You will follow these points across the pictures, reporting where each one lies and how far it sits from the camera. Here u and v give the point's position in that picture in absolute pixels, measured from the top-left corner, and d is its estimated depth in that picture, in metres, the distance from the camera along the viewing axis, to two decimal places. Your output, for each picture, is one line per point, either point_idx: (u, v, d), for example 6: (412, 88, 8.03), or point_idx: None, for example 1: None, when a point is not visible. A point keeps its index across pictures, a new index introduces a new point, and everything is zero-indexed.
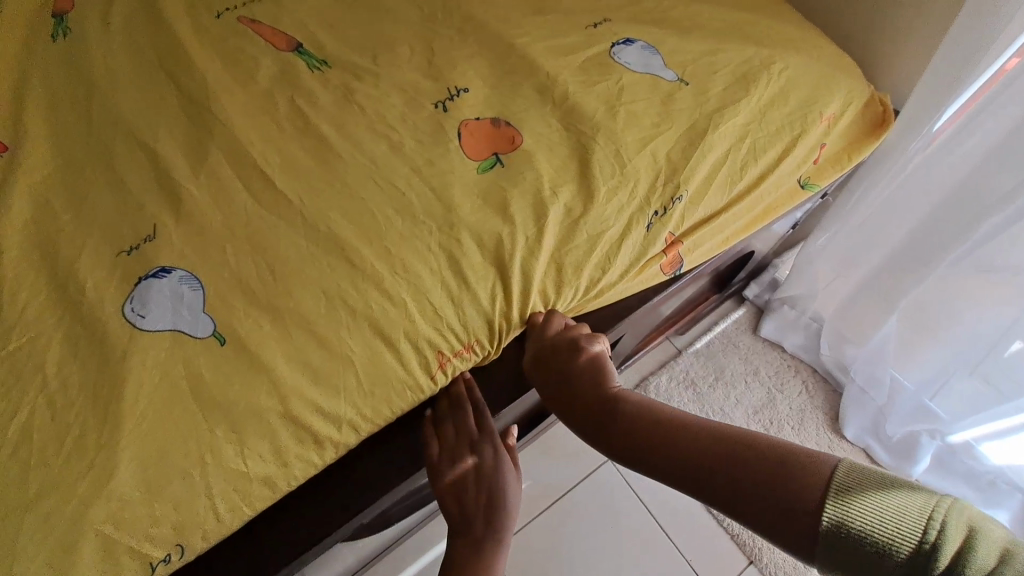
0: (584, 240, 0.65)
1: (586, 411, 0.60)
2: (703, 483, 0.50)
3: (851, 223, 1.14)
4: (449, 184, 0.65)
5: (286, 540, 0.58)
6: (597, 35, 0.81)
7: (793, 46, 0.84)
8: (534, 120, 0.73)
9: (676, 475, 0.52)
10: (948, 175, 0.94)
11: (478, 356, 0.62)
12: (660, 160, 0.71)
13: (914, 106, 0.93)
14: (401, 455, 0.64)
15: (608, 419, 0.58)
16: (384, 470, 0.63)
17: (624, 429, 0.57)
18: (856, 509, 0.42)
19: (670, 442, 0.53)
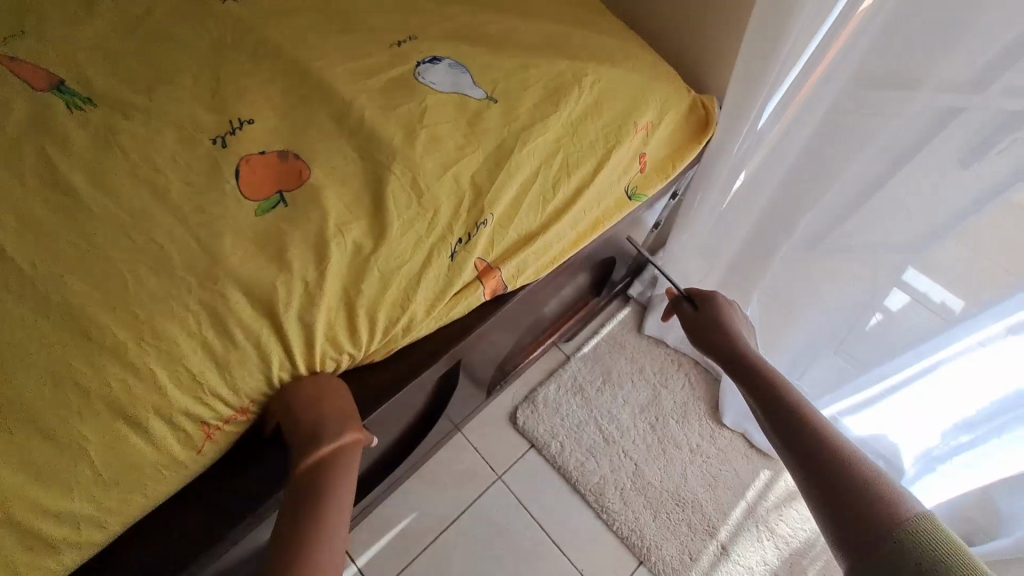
0: (375, 281, 0.61)
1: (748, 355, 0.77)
2: (827, 449, 0.63)
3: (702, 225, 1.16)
4: (219, 233, 0.59)
5: None
6: (402, 54, 0.77)
7: (607, 56, 0.84)
8: (327, 150, 0.67)
9: (785, 421, 0.68)
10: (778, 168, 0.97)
11: (256, 412, 0.58)
12: (463, 185, 0.68)
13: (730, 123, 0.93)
14: (183, 539, 0.57)
15: (760, 367, 0.75)
16: (163, 557, 0.56)
17: (770, 380, 0.73)
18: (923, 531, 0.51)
19: (801, 408, 0.68)
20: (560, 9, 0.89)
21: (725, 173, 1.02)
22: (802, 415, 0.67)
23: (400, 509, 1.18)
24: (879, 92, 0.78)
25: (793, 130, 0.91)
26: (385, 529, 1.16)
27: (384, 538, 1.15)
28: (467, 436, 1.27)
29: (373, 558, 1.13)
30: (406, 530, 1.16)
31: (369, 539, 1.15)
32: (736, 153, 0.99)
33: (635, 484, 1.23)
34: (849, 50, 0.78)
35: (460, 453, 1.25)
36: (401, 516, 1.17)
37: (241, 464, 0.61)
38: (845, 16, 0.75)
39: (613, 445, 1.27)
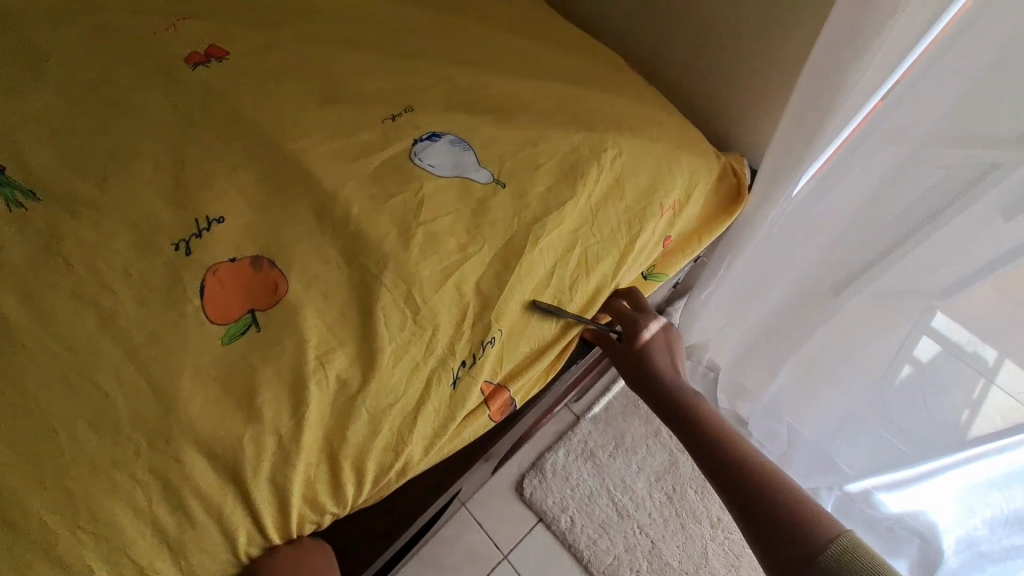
0: (361, 425, 0.51)
1: (674, 392, 0.70)
2: (765, 495, 0.60)
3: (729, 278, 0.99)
4: (174, 371, 0.49)
5: None
6: (396, 130, 0.67)
7: (630, 125, 0.73)
8: (306, 254, 0.57)
9: (720, 468, 0.64)
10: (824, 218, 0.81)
11: None
12: (467, 294, 0.58)
13: (773, 169, 0.76)
14: None
15: (693, 412, 0.69)
16: None
17: (704, 425, 0.67)
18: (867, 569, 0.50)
19: (733, 454, 0.64)
20: (574, 66, 0.79)
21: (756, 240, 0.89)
22: (730, 443, 0.65)
23: None
24: (947, 144, 0.64)
25: (830, 184, 0.77)
26: None
27: None
28: (470, 510, 1.17)
29: None
30: None
31: None
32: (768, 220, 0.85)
33: (651, 564, 1.14)
34: (911, 95, 0.63)
35: (462, 528, 1.15)
36: None
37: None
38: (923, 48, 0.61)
39: (627, 519, 1.18)
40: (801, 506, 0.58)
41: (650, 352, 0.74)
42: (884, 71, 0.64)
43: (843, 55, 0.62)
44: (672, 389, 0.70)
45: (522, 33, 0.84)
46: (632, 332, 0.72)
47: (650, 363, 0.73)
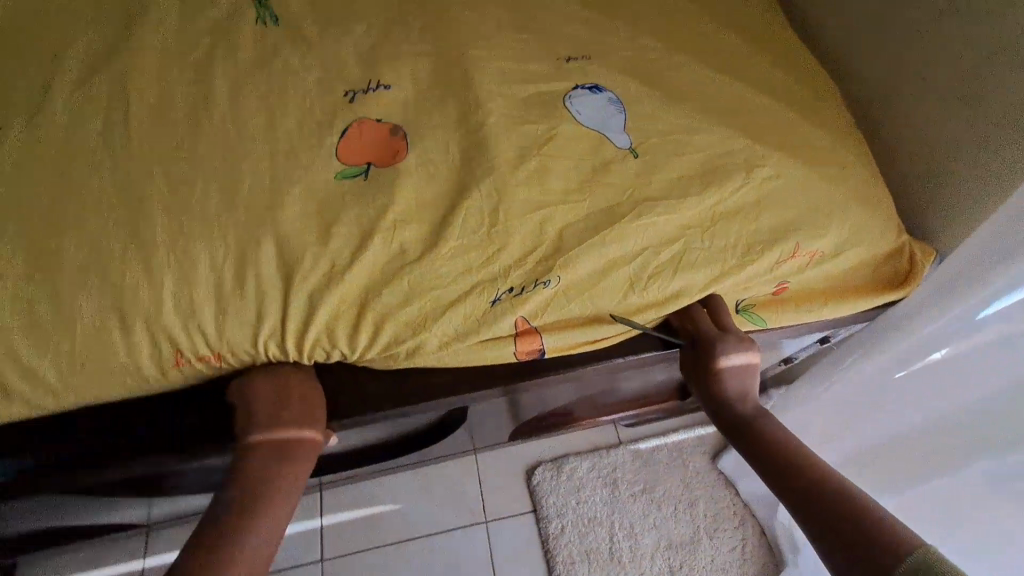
0: (398, 294, 0.55)
1: (737, 392, 0.60)
2: (840, 506, 0.48)
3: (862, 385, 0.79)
4: (291, 179, 0.58)
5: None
6: (565, 68, 0.68)
7: (805, 157, 0.65)
8: (432, 139, 0.62)
9: (785, 473, 0.52)
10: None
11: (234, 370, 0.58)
12: (548, 233, 0.58)
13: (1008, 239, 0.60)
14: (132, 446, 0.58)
15: (757, 413, 0.58)
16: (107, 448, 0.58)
17: (767, 427, 0.56)
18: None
19: (801, 458, 0.53)
20: (780, 81, 0.72)
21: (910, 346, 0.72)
22: (793, 448, 0.54)
23: (384, 493, 1.14)
24: None
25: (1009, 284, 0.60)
26: (360, 503, 1.13)
27: (355, 510, 1.12)
28: (479, 463, 1.18)
29: (337, 522, 1.11)
30: (377, 515, 1.12)
31: (343, 503, 1.13)
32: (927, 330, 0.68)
33: None
34: None
35: (463, 474, 1.17)
36: (381, 500, 1.13)
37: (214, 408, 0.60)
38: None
39: (616, 562, 1.10)
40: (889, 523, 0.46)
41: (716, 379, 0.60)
42: None
43: None
44: (736, 389, 0.60)
45: (746, 28, 0.76)
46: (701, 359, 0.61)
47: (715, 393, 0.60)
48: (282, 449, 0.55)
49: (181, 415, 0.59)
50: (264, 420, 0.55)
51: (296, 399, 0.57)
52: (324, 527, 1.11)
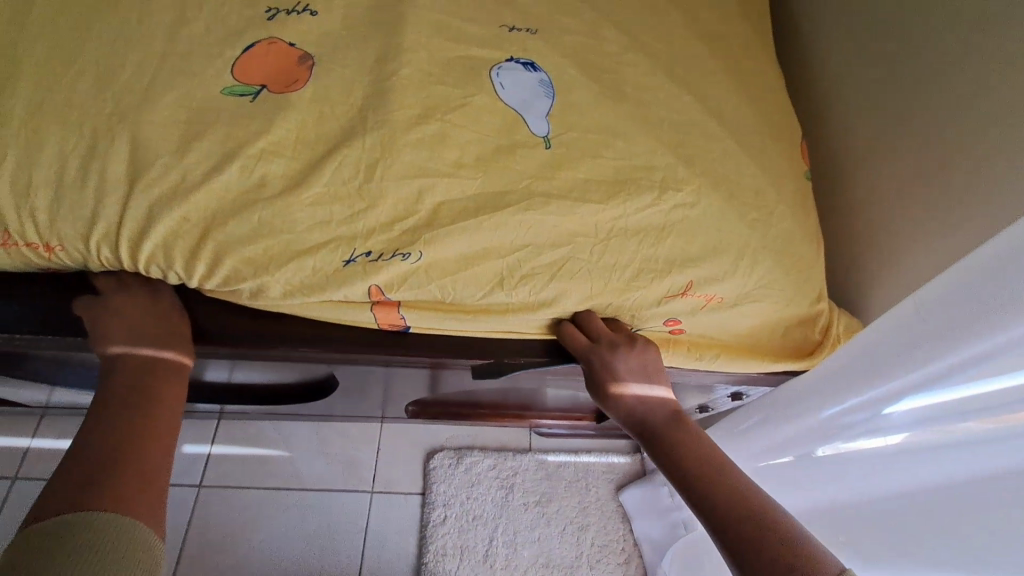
0: (246, 226, 0.51)
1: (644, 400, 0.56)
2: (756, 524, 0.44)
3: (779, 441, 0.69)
4: (172, 83, 0.54)
5: None
6: (506, 41, 0.63)
7: (732, 192, 0.60)
8: (339, 79, 0.58)
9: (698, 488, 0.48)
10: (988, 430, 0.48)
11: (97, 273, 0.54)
12: (423, 203, 0.54)
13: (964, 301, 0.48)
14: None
15: (666, 423, 0.54)
16: None
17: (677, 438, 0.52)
18: None
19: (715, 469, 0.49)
20: (738, 107, 0.66)
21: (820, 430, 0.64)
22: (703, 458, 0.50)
23: (279, 439, 1.12)
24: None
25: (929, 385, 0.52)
26: (253, 443, 1.11)
27: (246, 448, 1.11)
28: (382, 433, 1.15)
29: (225, 455, 1.10)
30: (266, 459, 1.11)
31: (236, 439, 1.11)
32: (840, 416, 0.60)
33: None
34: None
35: (363, 441, 1.14)
36: (274, 445, 1.11)
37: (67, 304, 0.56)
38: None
39: (487, 566, 1.06)
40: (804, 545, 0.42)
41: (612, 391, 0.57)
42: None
43: None
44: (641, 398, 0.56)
45: (722, 44, 0.70)
46: (592, 372, 0.58)
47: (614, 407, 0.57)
48: (143, 359, 0.52)
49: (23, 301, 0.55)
50: (121, 330, 0.52)
51: (153, 314, 0.53)
52: (212, 457, 1.09)
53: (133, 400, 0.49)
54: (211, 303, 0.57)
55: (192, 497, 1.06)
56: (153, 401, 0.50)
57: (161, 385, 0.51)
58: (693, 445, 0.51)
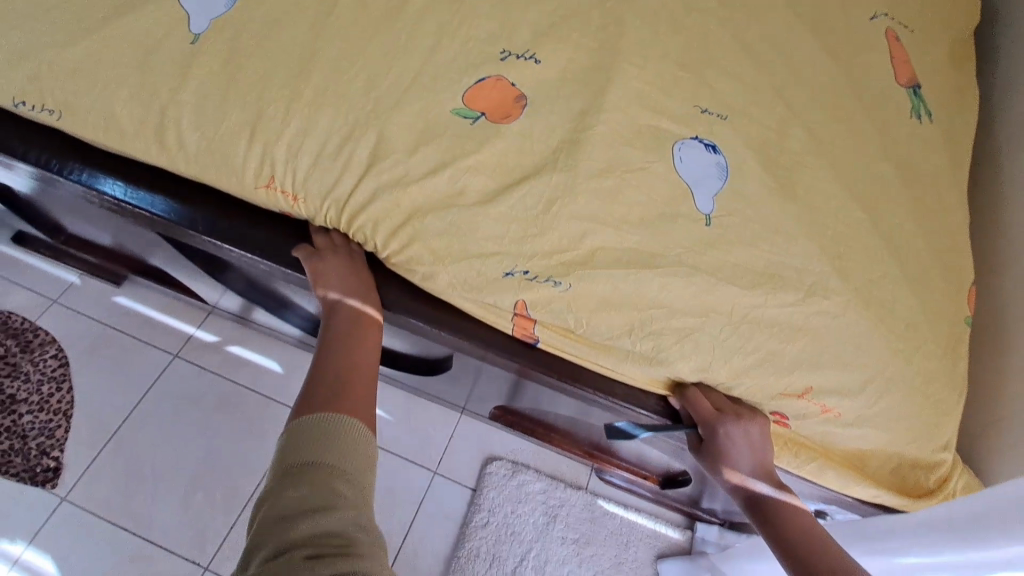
0: (440, 224, 0.62)
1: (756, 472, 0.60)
2: None
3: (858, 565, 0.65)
4: (418, 95, 0.67)
5: (122, 188, 0.72)
6: (694, 121, 0.69)
7: (879, 315, 0.61)
8: (544, 122, 0.67)
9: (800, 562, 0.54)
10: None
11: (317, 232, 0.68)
12: (586, 243, 0.61)
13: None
14: (221, 229, 0.71)
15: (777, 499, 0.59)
16: (203, 219, 0.71)
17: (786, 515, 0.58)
18: None
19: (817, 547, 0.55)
20: (909, 235, 0.65)
21: None
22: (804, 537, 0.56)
23: None
24: None
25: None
26: None
27: None
28: (459, 424, 1.24)
29: None
30: None
31: None
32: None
33: None
34: None
35: (442, 424, 1.24)
36: None
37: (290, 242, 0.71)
38: None
39: None
40: None
41: (727, 462, 0.61)
42: None
43: None
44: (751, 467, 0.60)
45: (911, 169, 0.70)
46: (711, 443, 0.61)
47: (726, 474, 0.61)
48: (344, 312, 0.65)
49: (262, 230, 0.71)
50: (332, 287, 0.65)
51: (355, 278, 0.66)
52: None
53: (341, 343, 0.62)
54: (390, 274, 0.70)
55: None
56: (353, 343, 0.63)
57: (364, 336, 0.64)
58: (795, 520, 0.58)
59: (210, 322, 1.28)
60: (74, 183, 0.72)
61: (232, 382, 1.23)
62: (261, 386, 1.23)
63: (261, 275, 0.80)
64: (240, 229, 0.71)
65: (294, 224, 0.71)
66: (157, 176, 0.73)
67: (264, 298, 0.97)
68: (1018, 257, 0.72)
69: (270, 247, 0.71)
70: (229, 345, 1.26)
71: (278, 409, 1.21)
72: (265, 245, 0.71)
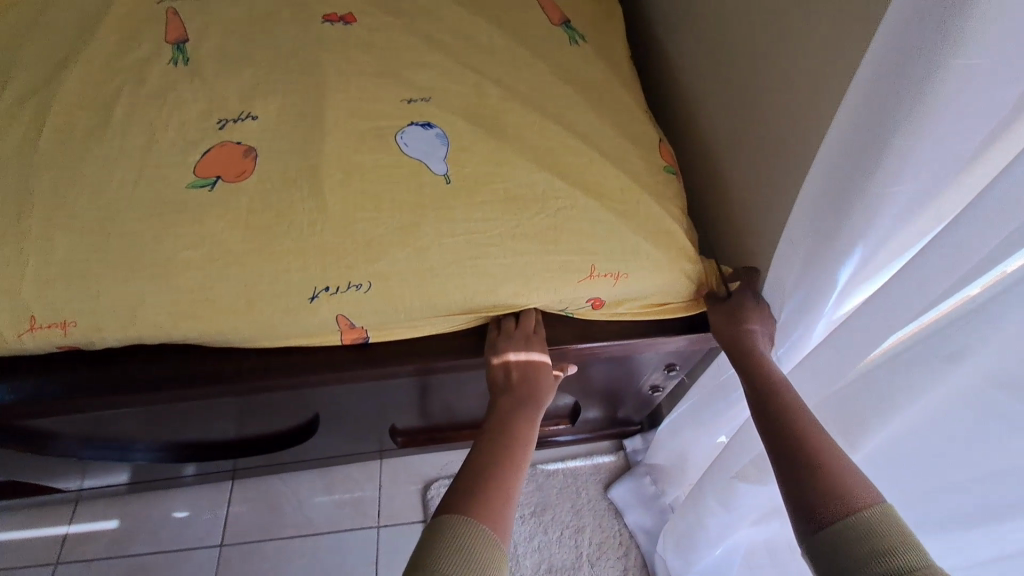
0: (219, 283, 0.66)
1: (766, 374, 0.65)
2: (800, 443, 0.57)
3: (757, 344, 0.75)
4: (153, 188, 0.71)
5: None
6: (405, 112, 0.79)
7: (601, 192, 0.75)
8: (277, 162, 0.74)
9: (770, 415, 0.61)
10: (924, 299, 0.53)
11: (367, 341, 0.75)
12: (353, 242, 0.69)
13: (833, 169, 0.56)
14: (28, 391, 0.72)
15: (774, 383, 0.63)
16: (1, 390, 0.71)
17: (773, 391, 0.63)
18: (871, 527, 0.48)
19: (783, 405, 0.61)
20: (601, 124, 0.81)
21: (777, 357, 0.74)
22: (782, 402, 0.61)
23: (286, 490, 1.21)
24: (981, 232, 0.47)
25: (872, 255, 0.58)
26: (265, 498, 1.20)
27: (259, 505, 1.19)
28: (381, 470, 1.24)
29: (244, 514, 1.18)
30: (276, 511, 1.19)
31: (249, 496, 1.20)
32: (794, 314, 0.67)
33: None
34: (943, 117, 0.47)
35: (365, 479, 1.23)
36: (282, 497, 1.20)
37: (102, 370, 0.73)
38: (941, 81, 0.45)
39: None
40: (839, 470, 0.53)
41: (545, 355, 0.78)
42: (928, 110, 0.46)
43: (922, 99, 0.46)
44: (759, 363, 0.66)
45: (585, 79, 0.86)
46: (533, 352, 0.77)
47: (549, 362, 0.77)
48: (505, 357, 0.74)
49: (69, 373, 0.73)
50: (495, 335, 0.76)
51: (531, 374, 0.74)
52: (229, 518, 1.17)
53: (525, 415, 0.70)
54: (214, 353, 0.76)
55: (216, 556, 1.14)
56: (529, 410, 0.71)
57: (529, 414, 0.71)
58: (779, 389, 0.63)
59: (82, 509, 1.18)
60: None
61: (131, 555, 1.14)
62: (164, 542, 1.15)
63: (96, 418, 0.80)
64: (45, 384, 0.72)
65: (104, 354, 0.74)
66: None
67: (121, 446, 0.95)
68: (692, 109, 0.91)
69: (82, 385, 0.73)
70: (114, 521, 1.17)
71: (195, 553, 1.14)
72: (79, 385, 0.73)
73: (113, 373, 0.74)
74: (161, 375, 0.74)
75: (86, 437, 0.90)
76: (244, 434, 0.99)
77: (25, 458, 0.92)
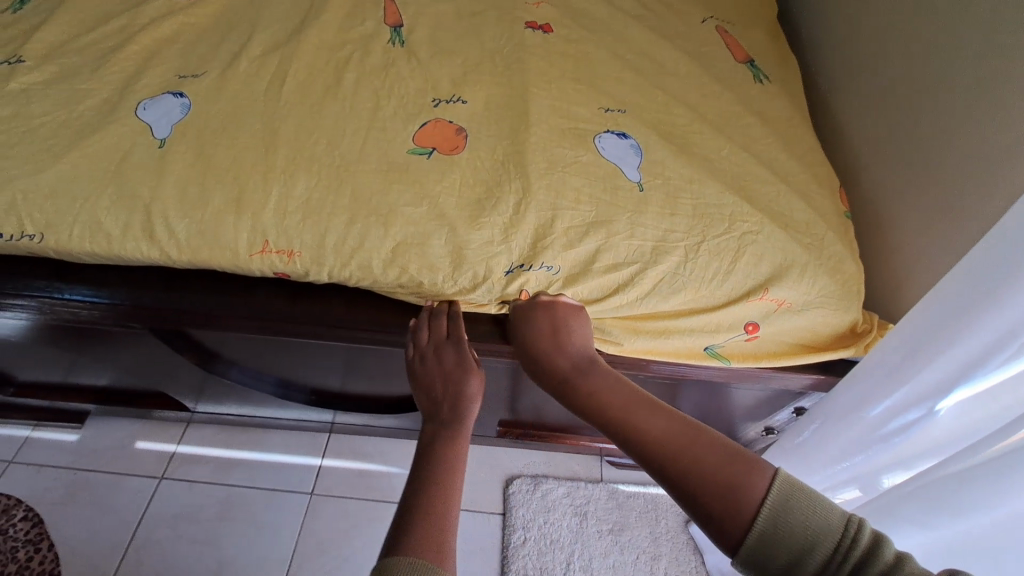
0: (430, 240, 0.72)
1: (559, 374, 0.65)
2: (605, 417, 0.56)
3: (877, 410, 0.75)
4: (379, 146, 0.78)
5: (122, 294, 0.78)
6: (602, 119, 0.85)
7: (786, 224, 0.78)
8: (485, 143, 0.81)
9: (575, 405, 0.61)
10: None
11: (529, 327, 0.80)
12: (553, 227, 0.74)
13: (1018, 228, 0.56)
14: (227, 306, 0.79)
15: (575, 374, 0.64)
16: (206, 300, 0.79)
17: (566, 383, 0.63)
18: (794, 515, 0.45)
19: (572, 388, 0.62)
20: (785, 161, 0.84)
21: (900, 418, 0.72)
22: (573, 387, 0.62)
23: (377, 455, 1.25)
24: None
25: None
26: (357, 458, 1.25)
27: (351, 463, 1.24)
28: (468, 456, 1.27)
29: (336, 469, 1.23)
30: (366, 473, 1.23)
31: (342, 454, 1.25)
32: (941, 366, 0.66)
33: None
34: None
35: None
36: (373, 460, 1.25)
37: (293, 301, 0.80)
38: None
39: None
40: (641, 433, 0.53)
41: None
42: None
43: None
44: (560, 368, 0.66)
45: (768, 117, 0.90)
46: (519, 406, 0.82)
47: None
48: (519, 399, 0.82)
49: (262, 298, 0.80)
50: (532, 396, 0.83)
51: None
52: (323, 470, 1.22)
53: None
54: (392, 306, 0.82)
55: (305, 503, 1.18)
56: None
57: None
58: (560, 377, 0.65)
59: (191, 431, 1.26)
60: (70, 300, 0.77)
61: (228, 485, 1.19)
62: (260, 480, 1.20)
63: (266, 344, 0.87)
64: (247, 303, 0.79)
65: (294, 287, 0.81)
66: (156, 277, 0.79)
67: (261, 378, 1.02)
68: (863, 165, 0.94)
69: (274, 310, 0.80)
70: (217, 451, 1.23)
71: (287, 496, 1.19)
72: (269, 310, 0.79)
73: (301, 305, 0.80)
74: (340, 316, 0.80)
75: (238, 362, 0.97)
76: (349, 391, 1.05)
77: (179, 370, 0.99)
